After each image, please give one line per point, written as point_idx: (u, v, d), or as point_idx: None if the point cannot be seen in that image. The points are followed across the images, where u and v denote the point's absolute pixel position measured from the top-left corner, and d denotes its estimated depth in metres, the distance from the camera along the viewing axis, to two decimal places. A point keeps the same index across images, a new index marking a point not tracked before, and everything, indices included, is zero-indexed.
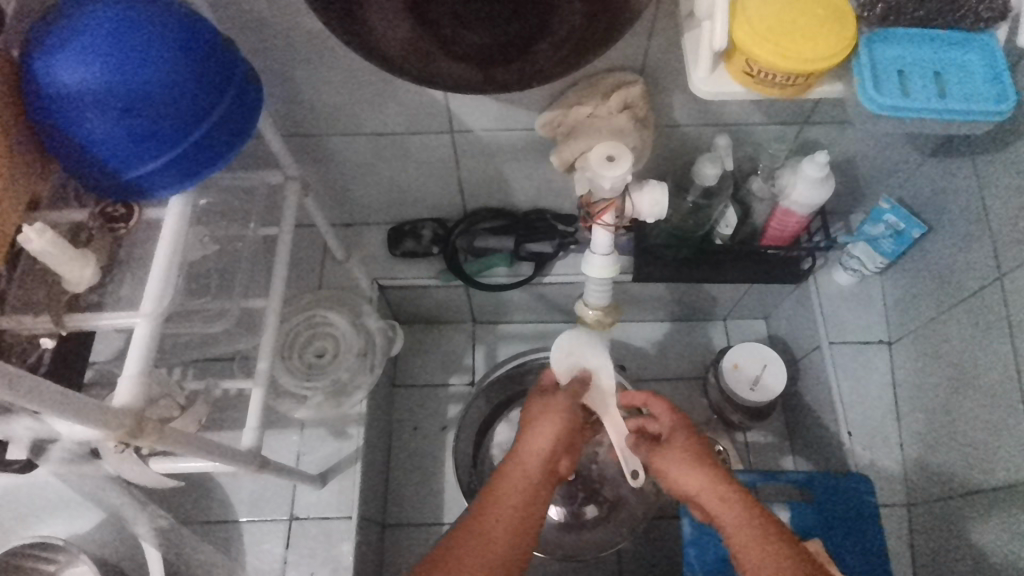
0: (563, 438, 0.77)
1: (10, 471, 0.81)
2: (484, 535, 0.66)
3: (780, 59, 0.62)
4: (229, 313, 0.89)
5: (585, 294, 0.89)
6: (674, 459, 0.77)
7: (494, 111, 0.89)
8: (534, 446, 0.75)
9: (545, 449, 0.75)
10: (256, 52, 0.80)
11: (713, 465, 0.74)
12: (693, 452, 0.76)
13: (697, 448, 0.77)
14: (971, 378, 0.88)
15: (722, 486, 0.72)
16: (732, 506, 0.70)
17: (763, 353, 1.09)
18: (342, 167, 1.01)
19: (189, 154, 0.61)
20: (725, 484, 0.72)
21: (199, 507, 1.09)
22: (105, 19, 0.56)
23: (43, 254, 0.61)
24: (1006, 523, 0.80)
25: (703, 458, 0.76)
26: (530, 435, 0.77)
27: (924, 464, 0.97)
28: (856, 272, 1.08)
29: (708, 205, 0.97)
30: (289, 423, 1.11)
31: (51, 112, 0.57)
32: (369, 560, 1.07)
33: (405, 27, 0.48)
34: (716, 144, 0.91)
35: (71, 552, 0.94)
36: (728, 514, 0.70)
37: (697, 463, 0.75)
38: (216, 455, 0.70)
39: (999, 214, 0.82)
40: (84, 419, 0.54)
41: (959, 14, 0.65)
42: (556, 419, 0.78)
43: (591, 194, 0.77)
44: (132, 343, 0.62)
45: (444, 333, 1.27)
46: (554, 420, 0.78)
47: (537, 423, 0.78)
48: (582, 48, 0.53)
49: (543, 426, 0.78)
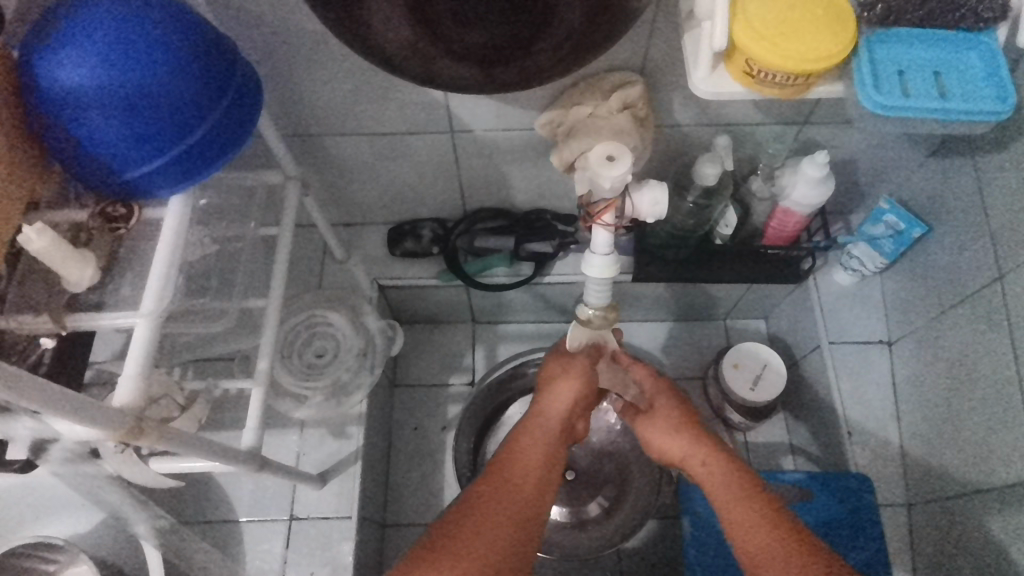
0: (581, 396, 0.79)
1: (10, 471, 0.81)
2: (509, 486, 0.68)
3: (781, 58, 0.62)
4: (229, 313, 0.89)
5: (586, 294, 0.83)
6: (658, 422, 0.80)
7: (494, 111, 0.89)
8: (551, 404, 0.78)
9: (563, 404, 0.78)
10: (256, 52, 0.80)
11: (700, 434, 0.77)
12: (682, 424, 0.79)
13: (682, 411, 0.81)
14: (971, 378, 0.88)
15: (701, 447, 0.76)
16: (716, 470, 0.73)
17: (763, 353, 1.10)
18: (343, 167, 1.01)
19: (189, 153, 0.61)
20: (703, 446, 0.76)
21: (199, 507, 1.09)
22: (105, 19, 0.56)
23: (43, 255, 0.61)
24: (1007, 524, 0.80)
25: (691, 429, 0.78)
26: (548, 394, 0.79)
27: (924, 465, 0.97)
28: (856, 272, 1.08)
29: (708, 205, 0.97)
30: (289, 423, 1.11)
31: (51, 112, 0.56)
32: (369, 560, 1.07)
33: (405, 27, 0.48)
34: (716, 144, 0.90)
35: (71, 553, 0.94)
36: (714, 480, 0.73)
37: (686, 435, 0.78)
38: (216, 455, 0.70)
39: (999, 214, 0.82)
40: (84, 420, 0.54)
41: (959, 15, 0.65)
42: (574, 377, 0.80)
43: (591, 194, 0.77)
44: (132, 343, 0.62)
45: (444, 333, 1.27)
46: (573, 377, 0.80)
47: (557, 380, 0.80)
48: (582, 48, 0.53)
49: (563, 382, 0.80)
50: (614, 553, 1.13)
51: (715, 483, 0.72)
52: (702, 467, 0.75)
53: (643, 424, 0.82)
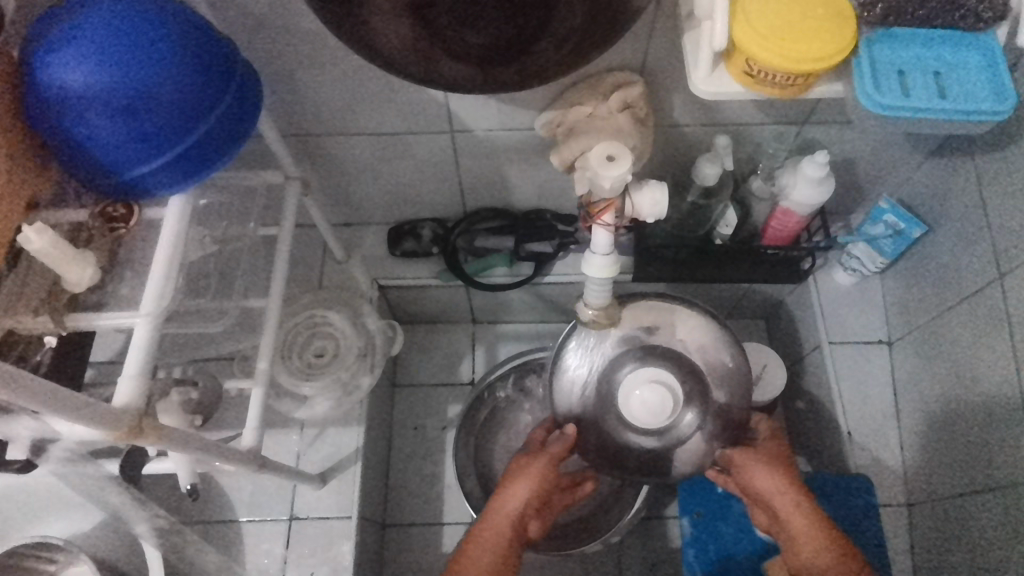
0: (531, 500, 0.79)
1: (9, 471, 0.81)
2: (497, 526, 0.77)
3: (780, 57, 0.63)
4: (229, 312, 0.89)
5: (585, 295, 0.88)
6: (753, 460, 0.81)
7: (495, 111, 0.89)
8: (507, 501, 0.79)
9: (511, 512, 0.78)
10: (256, 52, 0.80)
11: (796, 473, 0.79)
12: (776, 462, 0.80)
13: (785, 460, 0.80)
14: (970, 379, 0.88)
15: (797, 493, 0.77)
16: (805, 510, 0.76)
17: (763, 353, 1.09)
18: (343, 167, 1.01)
19: (189, 154, 0.61)
20: (798, 490, 0.77)
21: (199, 507, 1.09)
22: (107, 20, 0.57)
23: (44, 254, 0.61)
24: (1006, 523, 0.80)
25: (783, 467, 0.79)
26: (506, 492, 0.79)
27: (924, 464, 0.97)
28: (856, 272, 1.08)
29: (707, 205, 0.98)
30: (290, 423, 1.11)
31: (51, 112, 0.56)
32: (368, 561, 1.07)
33: (406, 29, 0.48)
34: (716, 143, 0.90)
35: (70, 553, 0.93)
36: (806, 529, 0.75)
37: (782, 475, 0.79)
38: (218, 454, 0.71)
39: (999, 216, 0.82)
40: (86, 421, 0.53)
41: (960, 15, 0.65)
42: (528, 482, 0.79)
43: (591, 194, 0.78)
44: (131, 343, 0.62)
45: (444, 333, 1.27)
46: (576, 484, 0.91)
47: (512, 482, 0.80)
48: (583, 48, 0.53)
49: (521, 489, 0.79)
50: (614, 551, 1.13)
51: (805, 532, 0.75)
52: (800, 513, 0.76)
53: (739, 457, 0.82)
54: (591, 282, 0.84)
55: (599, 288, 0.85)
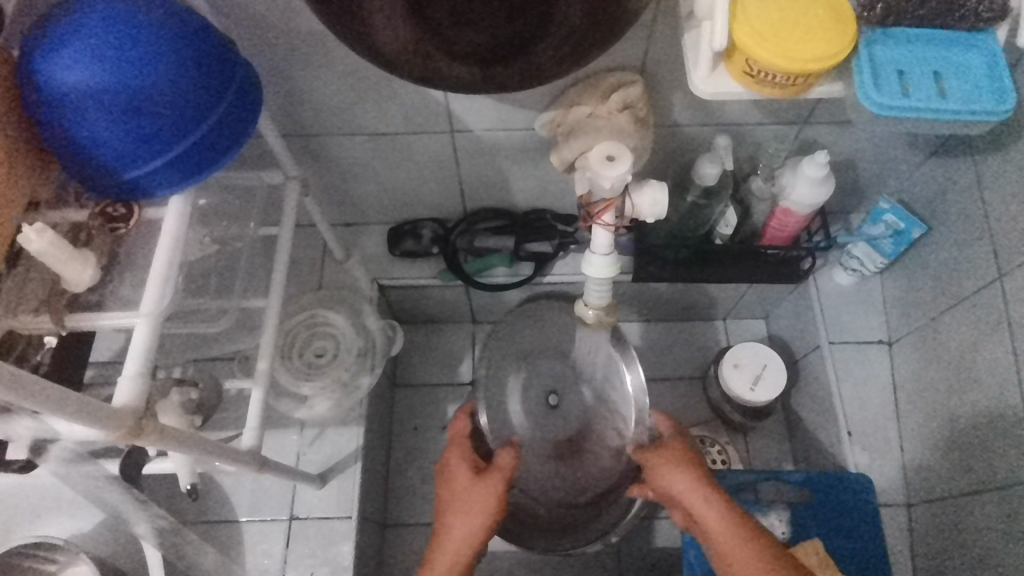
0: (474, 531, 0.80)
1: (10, 471, 0.81)
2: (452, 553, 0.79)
3: (781, 57, 0.62)
4: (229, 312, 0.89)
5: (585, 295, 0.88)
6: (668, 464, 0.80)
7: (495, 111, 0.89)
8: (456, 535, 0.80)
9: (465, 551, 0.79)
10: (257, 52, 0.80)
11: (696, 466, 0.80)
12: (678, 459, 0.81)
13: (683, 453, 0.82)
14: (970, 379, 0.88)
15: (705, 488, 0.77)
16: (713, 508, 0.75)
17: (763, 353, 1.09)
18: (343, 167, 1.01)
19: (190, 154, 0.61)
20: (711, 490, 0.77)
21: (200, 507, 1.09)
22: (108, 19, 0.57)
23: (44, 254, 0.61)
24: (1005, 523, 0.80)
25: (694, 466, 0.80)
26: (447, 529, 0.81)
27: (924, 463, 0.97)
28: (856, 272, 1.08)
29: (708, 204, 0.98)
30: (290, 423, 1.11)
31: (52, 112, 0.57)
32: (368, 561, 1.07)
33: (404, 28, 0.48)
34: (716, 144, 0.90)
35: (71, 553, 0.93)
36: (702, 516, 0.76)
37: (694, 475, 0.78)
38: (218, 454, 0.71)
39: (999, 216, 0.82)
40: (85, 421, 0.53)
41: (959, 15, 0.65)
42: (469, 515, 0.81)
43: (591, 194, 0.78)
44: (132, 343, 0.62)
45: (444, 333, 1.27)
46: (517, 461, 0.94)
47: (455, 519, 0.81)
48: (582, 48, 0.53)
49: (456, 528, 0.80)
50: (614, 551, 1.13)
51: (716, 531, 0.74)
52: (712, 512, 0.75)
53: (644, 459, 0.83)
54: (591, 282, 0.84)
55: (598, 288, 0.85)
